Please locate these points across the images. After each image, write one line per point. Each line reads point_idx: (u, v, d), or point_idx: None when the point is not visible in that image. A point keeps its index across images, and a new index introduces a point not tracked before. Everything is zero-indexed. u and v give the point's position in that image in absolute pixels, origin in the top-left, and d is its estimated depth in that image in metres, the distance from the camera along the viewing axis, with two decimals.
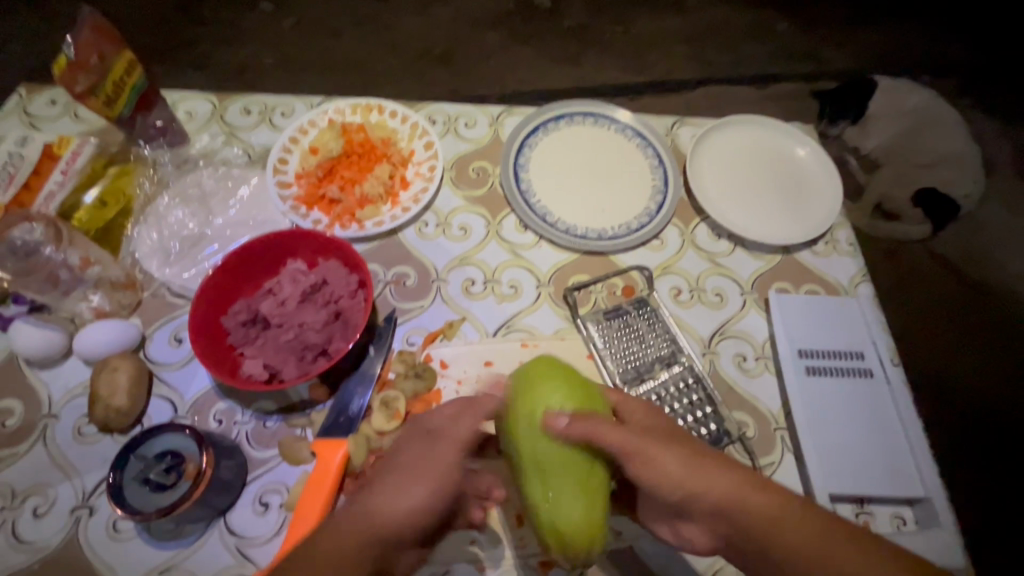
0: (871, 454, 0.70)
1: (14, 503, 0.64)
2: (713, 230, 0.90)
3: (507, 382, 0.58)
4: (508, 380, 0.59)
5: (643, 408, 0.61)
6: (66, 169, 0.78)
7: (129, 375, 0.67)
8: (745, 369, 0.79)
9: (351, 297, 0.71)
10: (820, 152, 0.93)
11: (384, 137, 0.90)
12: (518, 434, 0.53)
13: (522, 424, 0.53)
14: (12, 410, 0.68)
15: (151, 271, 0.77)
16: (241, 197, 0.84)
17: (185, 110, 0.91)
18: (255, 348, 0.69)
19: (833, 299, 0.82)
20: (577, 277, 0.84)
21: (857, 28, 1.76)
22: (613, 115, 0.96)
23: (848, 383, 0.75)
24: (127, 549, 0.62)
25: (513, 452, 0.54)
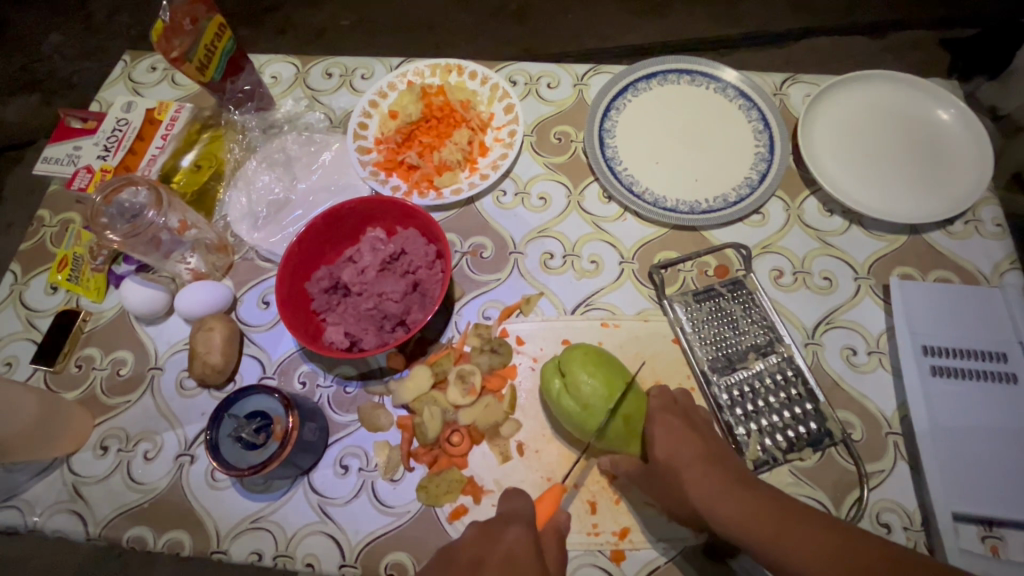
0: (1008, 473, 0.61)
1: (129, 445, 0.69)
2: (824, 205, 0.79)
3: (562, 360, 0.63)
4: (564, 357, 0.64)
5: (672, 427, 0.60)
6: (166, 135, 0.84)
7: (223, 335, 0.71)
8: (854, 364, 0.70)
9: (429, 268, 0.70)
10: (968, 116, 0.79)
11: (463, 99, 0.85)
12: (564, 404, 0.61)
13: (568, 398, 0.61)
14: (125, 360, 0.74)
15: (241, 235, 0.79)
16: (323, 162, 0.84)
17: (271, 75, 0.92)
18: (337, 315, 0.70)
19: (968, 289, 0.70)
20: (664, 254, 0.78)
21: None
22: (713, 73, 0.86)
23: (983, 388, 0.65)
24: (224, 497, 0.66)
25: (563, 418, 0.62)
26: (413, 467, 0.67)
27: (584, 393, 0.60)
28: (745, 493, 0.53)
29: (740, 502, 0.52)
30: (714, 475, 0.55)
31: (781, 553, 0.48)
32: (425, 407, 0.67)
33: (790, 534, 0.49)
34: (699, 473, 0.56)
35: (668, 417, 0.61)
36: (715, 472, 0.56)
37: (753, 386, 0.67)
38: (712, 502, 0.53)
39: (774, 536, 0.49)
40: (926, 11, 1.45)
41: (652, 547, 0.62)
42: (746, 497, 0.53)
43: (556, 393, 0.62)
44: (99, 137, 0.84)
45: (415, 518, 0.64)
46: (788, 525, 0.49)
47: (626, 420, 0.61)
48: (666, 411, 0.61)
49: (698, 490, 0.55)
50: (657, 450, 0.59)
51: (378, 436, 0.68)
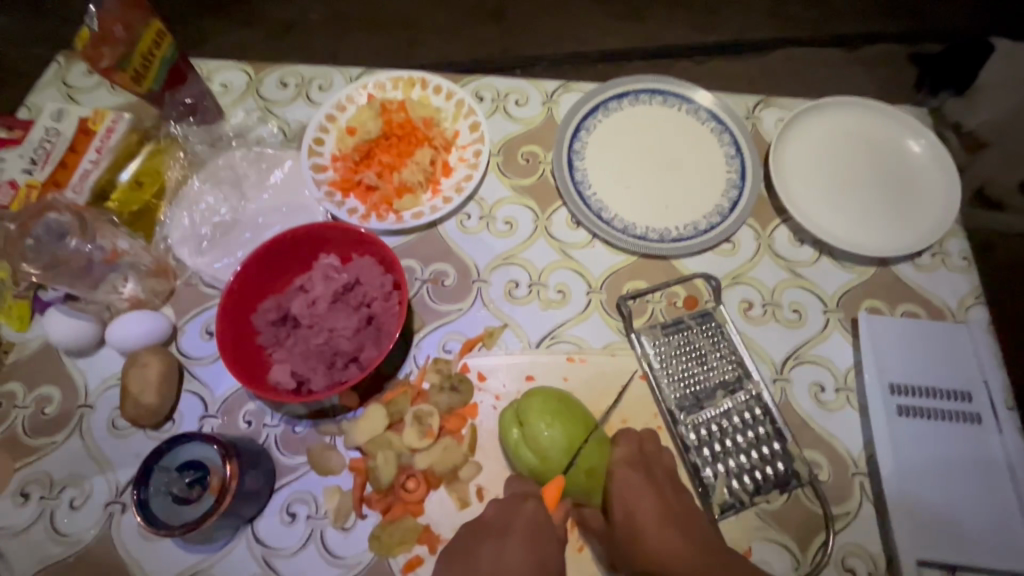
0: (971, 517, 0.60)
1: (53, 492, 0.64)
2: (794, 234, 0.78)
3: (518, 406, 0.61)
4: (521, 401, 0.61)
5: (635, 487, 0.58)
6: (101, 147, 0.76)
7: (159, 371, 0.65)
8: (822, 401, 0.69)
9: (385, 301, 0.66)
10: (937, 146, 0.79)
11: (426, 115, 0.81)
12: (523, 456, 0.59)
13: (526, 451, 0.59)
14: (50, 397, 0.68)
15: (183, 259, 0.74)
16: (275, 180, 0.78)
17: (221, 82, 0.86)
18: (284, 351, 0.65)
19: (934, 325, 0.70)
20: (633, 284, 0.75)
21: None
22: (685, 94, 0.84)
23: (948, 429, 0.64)
24: (158, 549, 0.61)
25: (525, 469, 0.60)
26: (365, 514, 0.63)
27: (542, 446, 0.58)
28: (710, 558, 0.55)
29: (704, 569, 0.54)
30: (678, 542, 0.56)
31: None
32: (379, 450, 0.63)
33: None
34: (659, 539, 0.56)
35: (629, 477, 0.59)
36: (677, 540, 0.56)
37: (720, 426, 0.65)
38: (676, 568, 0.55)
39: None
40: (898, 27, 1.46)
41: None
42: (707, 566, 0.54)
43: (516, 443, 0.60)
44: (24, 147, 0.77)
45: (366, 570, 0.60)
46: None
47: (586, 471, 0.59)
48: (629, 471, 0.60)
49: (660, 555, 0.55)
50: (619, 510, 0.58)
51: (328, 480, 0.64)
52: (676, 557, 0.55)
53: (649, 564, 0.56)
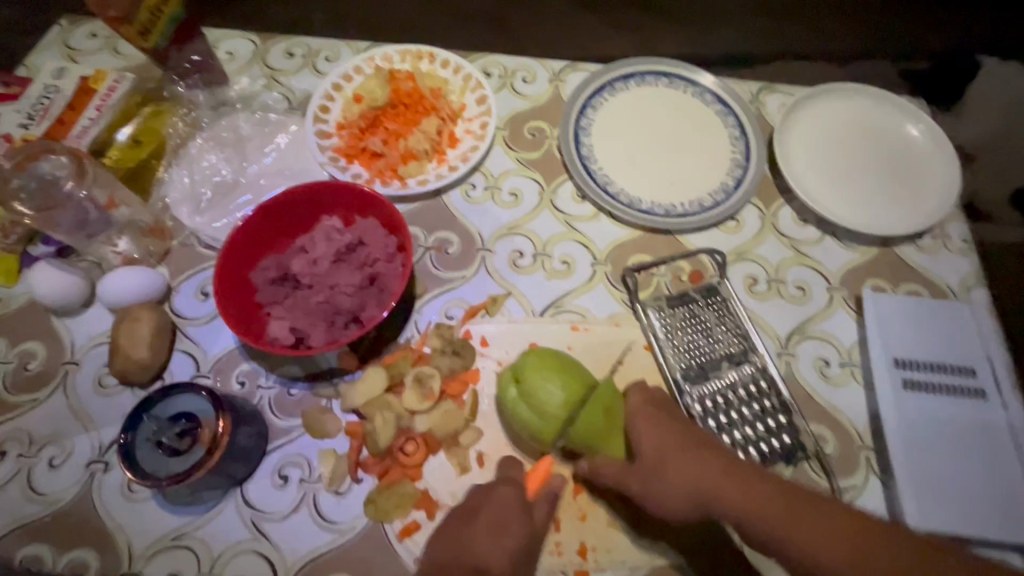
0: (979, 490, 0.60)
1: (31, 449, 0.61)
2: (798, 214, 0.78)
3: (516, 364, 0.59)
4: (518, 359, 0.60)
5: (653, 421, 0.55)
6: (100, 105, 0.73)
7: (151, 326, 0.63)
8: (827, 376, 0.68)
9: (388, 261, 0.65)
10: (936, 132, 0.80)
11: (433, 87, 0.81)
12: (518, 414, 0.57)
13: (521, 408, 0.57)
14: (35, 353, 0.66)
15: (181, 218, 0.72)
16: (279, 145, 0.77)
17: (226, 50, 0.85)
18: (283, 309, 0.63)
19: (938, 303, 0.70)
20: (638, 257, 0.75)
21: None
22: (691, 76, 0.85)
23: (953, 403, 0.64)
24: (141, 510, 0.58)
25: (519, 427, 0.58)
26: (361, 478, 0.60)
27: (541, 402, 0.56)
28: (749, 479, 0.50)
29: (740, 483, 0.50)
30: (707, 464, 0.52)
31: (792, 539, 0.47)
32: (377, 412, 0.61)
33: (802, 517, 0.47)
34: (683, 463, 0.52)
35: (646, 411, 0.56)
36: (707, 463, 0.52)
37: (726, 397, 0.64)
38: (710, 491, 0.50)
39: (780, 517, 0.47)
40: None
41: (619, 568, 0.57)
42: (742, 483, 0.50)
43: (516, 400, 0.58)
44: (21, 104, 0.75)
45: (361, 535, 0.58)
46: (800, 508, 0.47)
47: (601, 412, 0.57)
48: (643, 409, 0.57)
49: (692, 479, 0.51)
50: (642, 445, 0.54)
51: (323, 443, 0.62)
52: (709, 479, 0.51)
53: (681, 496, 0.51)
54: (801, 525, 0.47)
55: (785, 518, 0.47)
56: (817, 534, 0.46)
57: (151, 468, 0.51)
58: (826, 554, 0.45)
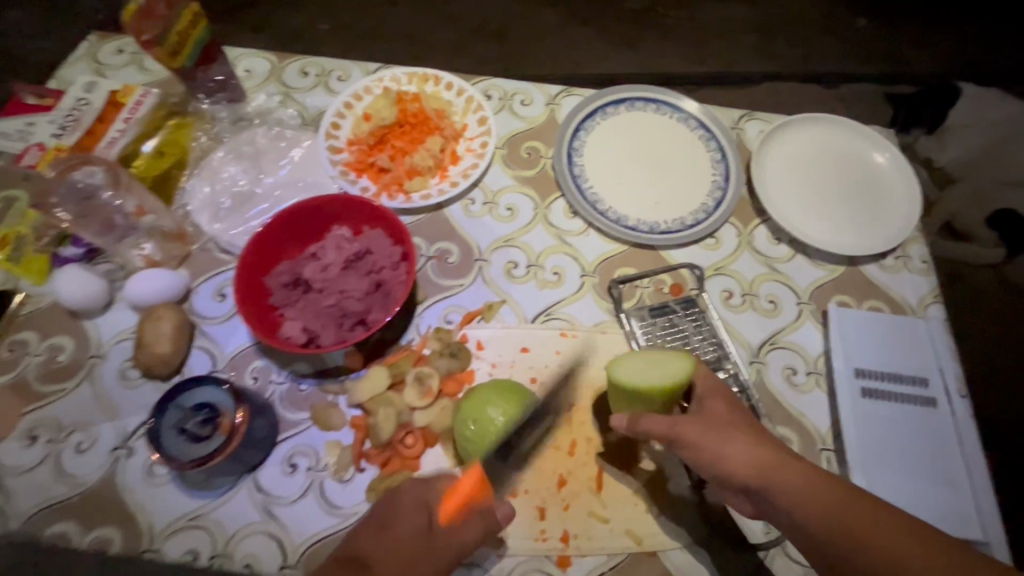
0: (929, 488, 0.66)
1: (60, 436, 0.66)
2: (772, 233, 0.85)
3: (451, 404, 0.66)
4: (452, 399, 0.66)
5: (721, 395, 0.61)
6: (129, 118, 0.80)
7: (173, 325, 0.68)
8: (794, 383, 0.74)
9: (393, 269, 0.71)
10: (900, 161, 0.87)
11: (438, 107, 0.87)
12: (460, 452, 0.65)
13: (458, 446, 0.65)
14: (62, 347, 0.71)
15: (201, 225, 0.77)
16: (293, 158, 0.83)
17: (244, 68, 0.91)
18: (295, 311, 0.69)
19: (896, 318, 0.76)
20: (623, 270, 0.81)
21: (935, 33, 1.64)
22: (676, 103, 0.91)
23: (907, 410, 0.70)
24: (161, 493, 0.63)
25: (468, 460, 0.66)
26: (363, 468, 0.66)
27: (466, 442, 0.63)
28: (797, 465, 0.54)
29: (787, 468, 0.54)
30: (758, 445, 0.56)
31: (822, 519, 0.50)
32: (379, 407, 0.67)
33: (839, 505, 0.50)
34: (736, 441, 0.56)
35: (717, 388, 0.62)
36: (760, 444, 0.56)
37: None
38: (761, 469, 0.54)
39: (816, 499, 0.51)
40: (870, 69, 1.58)
41: (598, 553, 0.63)
42: (789, 467, 0.54)
43: (461, 421, 0.63)
44: (54, 114, 0.81)
45: None
46: (844, 495, 0.51)
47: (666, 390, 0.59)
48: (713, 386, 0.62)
49: (744, 455, 0.55)
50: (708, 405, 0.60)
51: (329, 435, 0.67)
52: (759, 462, 0.55)
53: (730, 459, 0.55)
54: (838, 512, 0.50)
55: (826, 509, 0.50)
56: (848, 521, 0.49)
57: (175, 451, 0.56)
58: (850, 541, 0.48)
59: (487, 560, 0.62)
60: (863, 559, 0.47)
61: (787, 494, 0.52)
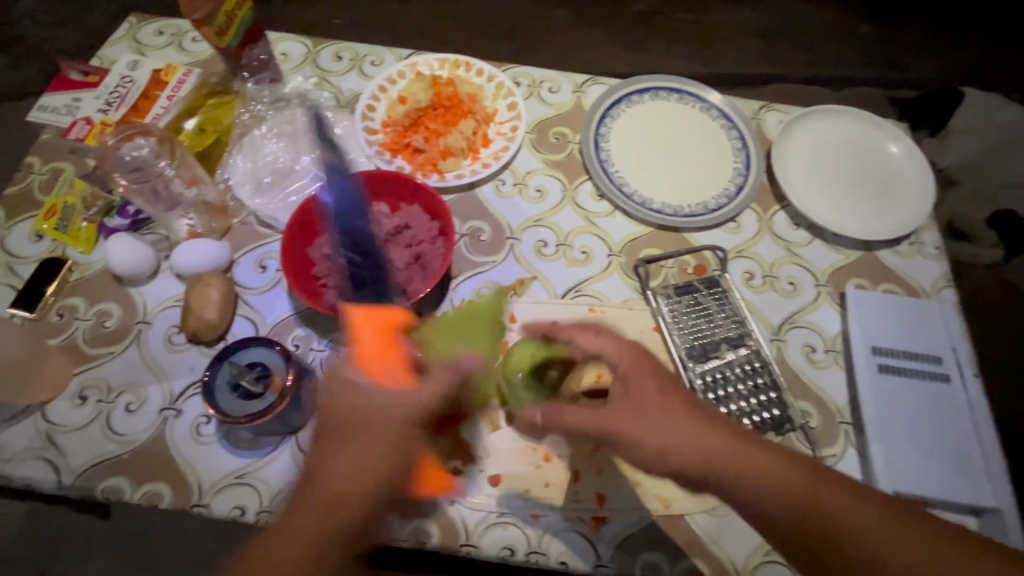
0: (943, 458, 0.69)
1: (110, 396, 0.68)
2: (791, 218, 0.88)
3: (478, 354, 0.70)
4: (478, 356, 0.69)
5: (635, 368, 0.59)
6: (172, 97, 0.85)
7: (219, 292, 0.71)
8: (813, 360, 0.77)
9: (431, 243, 0.74)
10: (914, 151, 0.90)
11: (470, 92, 0.90)
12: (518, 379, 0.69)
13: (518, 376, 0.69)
14: (110, 312, 0.73)
15: (242, 199, 0.80)
16: (332, 138, 0.86)
17: (281, 51, 0.94)
18: (338, 281, 0.72)
19: (911, 300, 0.79)
20: (648, 250, 0.84)
21: (936, 39, 1.68)
22: (699, 93, 0.94)
23: (922, 385, 0.73)
24: (207, 452, 0.66)
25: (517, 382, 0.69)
26: None
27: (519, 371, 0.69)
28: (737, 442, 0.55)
29: (721, 443, 0.55)
30: (686, 421, 0.56)
31: (763, 494, 0.53)
32: (417, 373, 0.69)
33: (772, 477, 0.54)
34: (672, 431, 0.55)
35: (634, 362, 0.59)
36: (687, 421, 0.56)
37: (724, 373, 0.73)
38: (704, 456, 0.54)
39: (756, 475, 0.53)
40: (873, 72, 1.62)
41: (628, 515, 0.65)
42: (721, 441, 0.55)
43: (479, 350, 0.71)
44: (101, 91, 0.83)
45: (402, 479, 0.66)
46: (780, 468, 0.54)
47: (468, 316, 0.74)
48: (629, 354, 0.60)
49: (681, 443, 0.54)
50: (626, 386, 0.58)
51: None
52: (702, 446, 0.54)
53: (658, 441, 0.55)
54: (775, 484, 0.53)
55: (776, 486, 0.53)
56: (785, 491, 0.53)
57: (239, 409, 0.59)
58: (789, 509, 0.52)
59: (522, 520, 0.65)
60: (799, 525, 0.52)
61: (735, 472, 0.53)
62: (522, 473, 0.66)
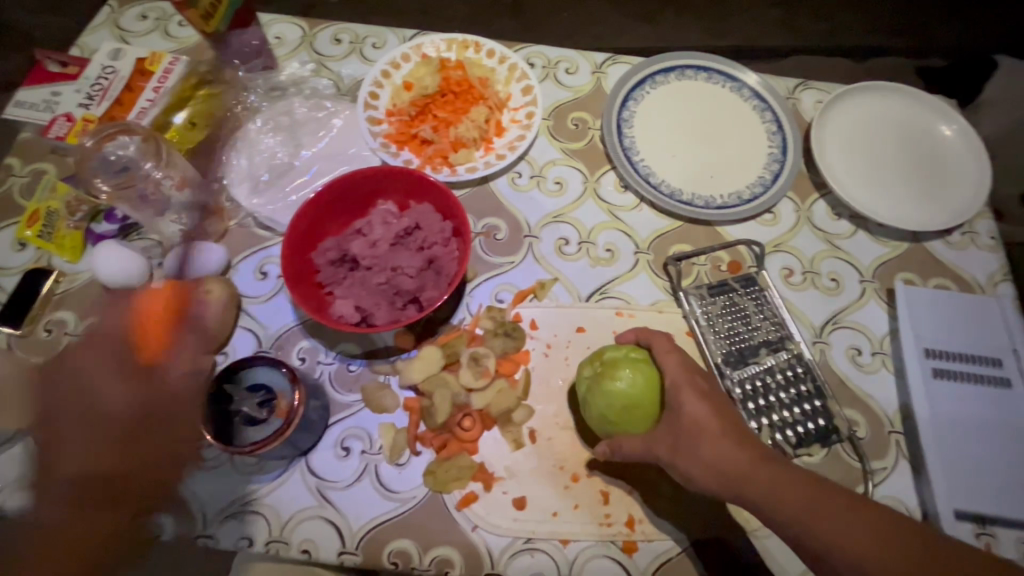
0: (1005, 471, 0.64)
1: None
2: (832, 208, 0.81)
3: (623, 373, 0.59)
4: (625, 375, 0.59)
5: (689, 383, 0.57)
6: (158, 88, 0.77)
7: (220, 299, 0.67)
8: (859, 364, 0.72)
9: (444, 245, 0.67)
10: (969, 133, 0.82)
11: (481, 76, 0.83)
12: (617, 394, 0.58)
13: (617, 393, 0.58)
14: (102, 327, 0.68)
15: (239, 200, 0.74)
16: (332, 130, 0.79)
17: (275, 34, 0.87)
18: (344, 289, 0.66)
19: (967, 296, 0.73)
20: (679, 246, 0.77)
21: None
22: (731, 72, 0.86)
23: (981, 391, 0.67)
24: (212, 478, 0.61)
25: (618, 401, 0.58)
26: (419, 451, 0.63)
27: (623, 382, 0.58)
28: (785, 472, 0.51)
29: (772, 475, 0.51)
30: (738, 448, 0.52)
31: (818, 531, 0.48)
32: (434, 387, 0.64)
33: (834, 514, 0.48)
34: (708, 446, 0.53)
35: (692, 379, 0.57)
36: (737, 448, 0.52)
37: (765, 381, 0.66)
38: (749, 479, 0.51)
39: (810, 511, 0.49)
40: (904, 40, 1.51)
41: (665, 538, 0.60)
42: (775, 474, 0.51)
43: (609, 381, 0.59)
44: (81, 83, 0.76)
45: (420, 504, 0.61)
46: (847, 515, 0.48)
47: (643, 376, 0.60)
48: (687, 374, 0.58)
49: (726, 465, 0.52)
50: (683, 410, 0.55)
51: (383, 417, 0.65)
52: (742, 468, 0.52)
53: (712, 473, 0.52)
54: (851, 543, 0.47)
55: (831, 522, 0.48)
56: (846, 530, 0.48)
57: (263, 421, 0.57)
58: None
59: (551, 545, 0.60)
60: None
61: (781, 500, 0.50)
62: (549, 495, 0.62)
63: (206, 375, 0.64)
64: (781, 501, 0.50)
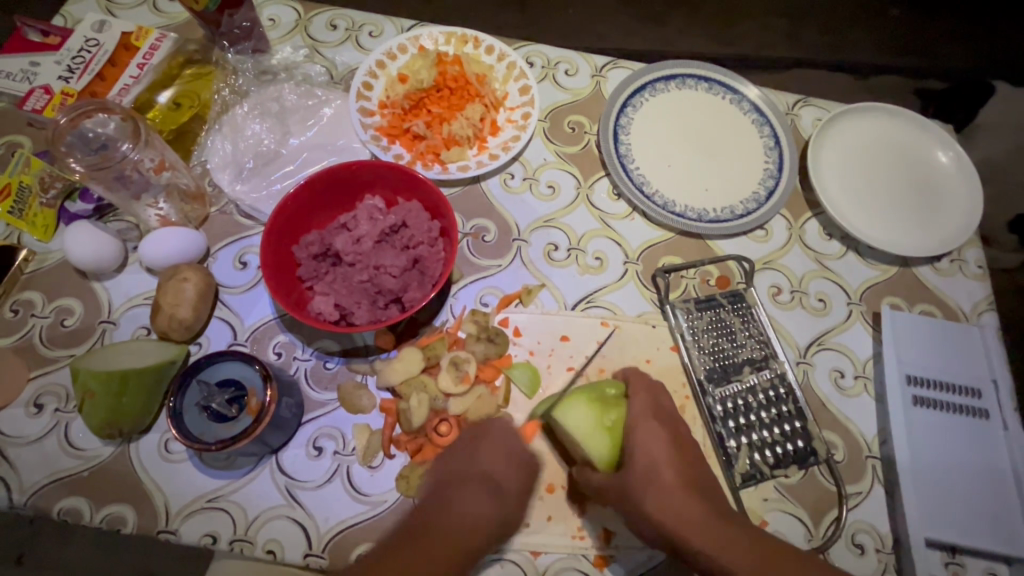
0: (978, 503, 0.64)
1: (68, 405, 0.62)
2: (824, 228, 0.81)
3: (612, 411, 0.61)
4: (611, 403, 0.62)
5: (653, 434, 0.59)
6: (143, 64, 0.75)
7: (196, 288, 0.64)
8: (841, 387, 0.72)
9: (430, 245, 0.65)
10: (964, 162, 0.82)
11: (479, 73, 0.80)
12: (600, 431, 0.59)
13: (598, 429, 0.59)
14: (71, 310, 0.66)
15: (221, 185, 0.72)
16: (322, 119, 0.77)
17: (269, 16, 0.84)
18: (324, 285, 0.64)
19: (953, 325, 0.73)
20: (669, 258, 0.76)
21: (977, 21, 1.53)
22: (731, 84, 0.85)
23: (959, 420, 0.68)
24: (177, 472, 0.59)
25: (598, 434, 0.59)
26: (393, 454, 0.62)
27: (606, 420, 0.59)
28: (722, 522, 0.55)
29: (717, 530, 0.54)
30: (686, 499, 0.56)
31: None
32: (413, 389, 0.63)
33: (768, 565, 0.52)
34: (659, 496, 0.56)
35: (654, 425, 0.60)
36: (687, 499, 0.56)
37: (746, 400, 0.66)
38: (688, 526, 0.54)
39: (754, 564, 0.52)
40: (908, 59, 1.49)
41: (637, 554, 0.60)
42: (714, 527, 0.54)
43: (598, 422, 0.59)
44: (62, 55, 0.73)
45: (391, 509, 0.60)
46: (770, 554, 0.53)
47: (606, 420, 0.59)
48: (649, 416, 0.60)
49: (670, 513, 0.55)
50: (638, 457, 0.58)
51: (358, 418, 0.63)
52: (681, 514, 0.55)
53: (658, 521, 0.55)
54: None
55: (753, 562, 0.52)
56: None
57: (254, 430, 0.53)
58: None
59: (522, 556, 0.59)
60: None
61: (712, 545, 0.53)
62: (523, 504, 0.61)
63: (178, 366, 0.61)
64: (718, 554, 0.53)
